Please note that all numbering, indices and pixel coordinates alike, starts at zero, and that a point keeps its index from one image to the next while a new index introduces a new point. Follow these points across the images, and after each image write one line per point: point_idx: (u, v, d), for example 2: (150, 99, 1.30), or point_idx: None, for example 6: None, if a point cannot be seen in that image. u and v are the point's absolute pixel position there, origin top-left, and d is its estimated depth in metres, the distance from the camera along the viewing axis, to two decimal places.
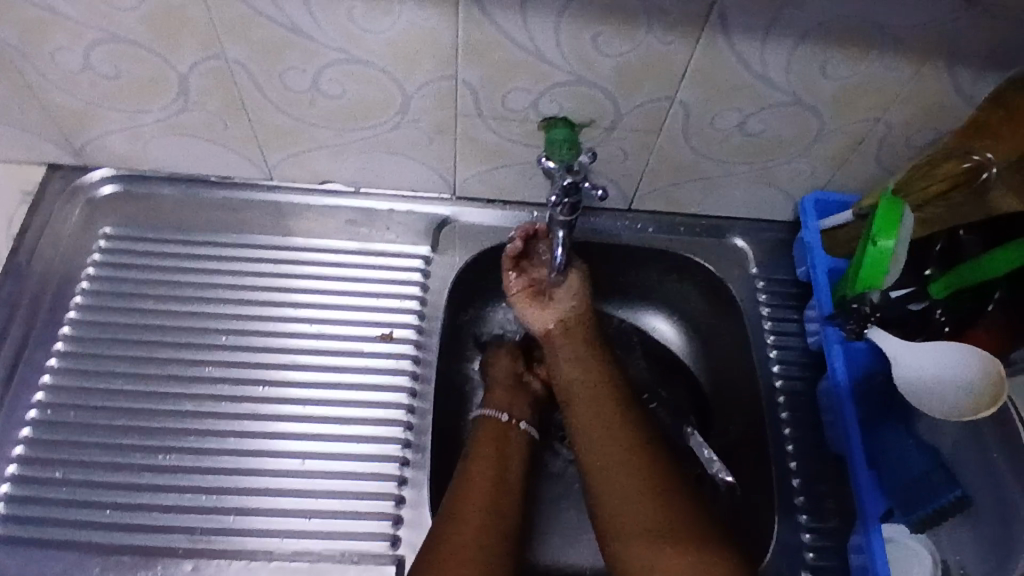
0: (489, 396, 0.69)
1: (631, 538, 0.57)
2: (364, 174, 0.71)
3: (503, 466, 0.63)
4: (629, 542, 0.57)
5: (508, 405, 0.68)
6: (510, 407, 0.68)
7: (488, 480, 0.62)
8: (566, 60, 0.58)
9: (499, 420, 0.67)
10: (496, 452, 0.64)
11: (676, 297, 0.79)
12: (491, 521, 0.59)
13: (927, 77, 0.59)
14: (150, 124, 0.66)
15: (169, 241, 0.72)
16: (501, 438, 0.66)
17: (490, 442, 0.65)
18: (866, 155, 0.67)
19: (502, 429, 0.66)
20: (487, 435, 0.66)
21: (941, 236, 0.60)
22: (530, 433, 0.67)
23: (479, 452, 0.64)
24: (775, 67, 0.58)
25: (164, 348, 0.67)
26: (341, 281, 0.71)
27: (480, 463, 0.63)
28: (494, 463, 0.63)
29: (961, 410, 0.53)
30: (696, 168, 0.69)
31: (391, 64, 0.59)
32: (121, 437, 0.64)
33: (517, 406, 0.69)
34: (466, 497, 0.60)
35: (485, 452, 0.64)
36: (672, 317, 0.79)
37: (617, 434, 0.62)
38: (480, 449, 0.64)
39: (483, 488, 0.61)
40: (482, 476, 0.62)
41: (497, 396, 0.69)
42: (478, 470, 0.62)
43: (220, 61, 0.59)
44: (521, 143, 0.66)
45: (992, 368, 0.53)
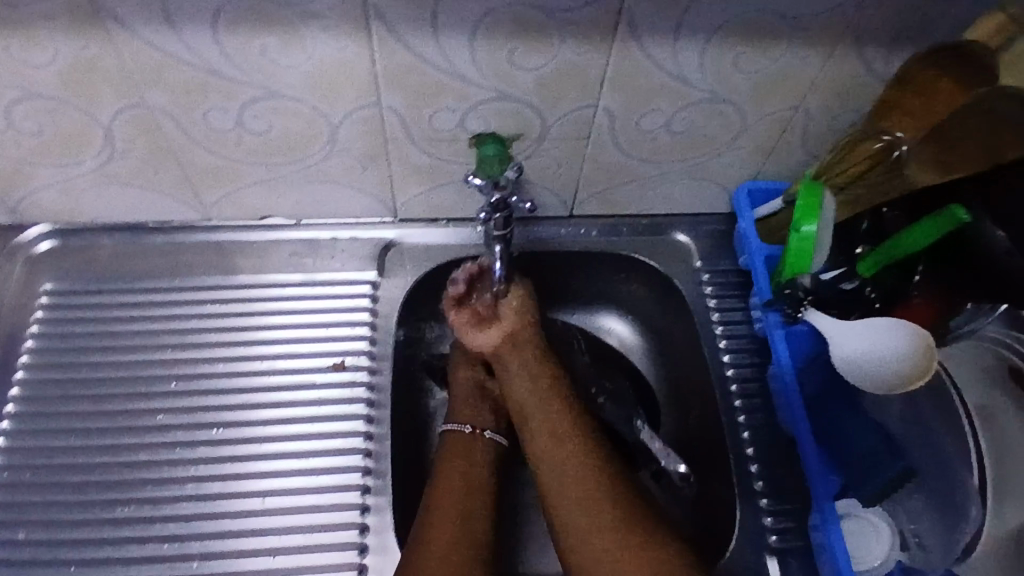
0: (453, 410, 0.69)
1: (591, 546, 0.58)
2: (303, 206, 0.71)
3: (472, 478, 0.64)
4: (598, 569, 0.57)
5: (470, 417, 0.68)
6: (473, 419, 0.68)
7: (458, 498, 0.62)
8: (485, 77, 0.59)
9: (462, 433, 0.67)
10: (466, 465, 0.65)
11: (625, 294, 0.80)
12: (464, 540, 0.60)
13: (835, 63, 0.61)
14: (81, 176, 0.66)
15: (113, 290, 0.71)
16: (467, 450, 0.66)
17: (455, 457, 0.65)
18: (791, 143, 0.68)
19: (466, 441, 0.66)
20: (454, 449, 0.66)
21: (865, 215, 0.61)
22: (496, 441, 0.68)
23: (448, 468, 0.64)
24: (689, 66, 0.60)
25: (116, 398, 0.67)
26: (289, 314, 0.71)
27: (449, 480, 0.63)
28: (465, 474, 0.64)
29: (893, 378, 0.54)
30: (628, 170, 0.71)
31: (313, 97, 0.59)
32: (78, 493, 0.63)
33: (480, 417, 0.69)
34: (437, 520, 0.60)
35: (453, 470, 0.64)
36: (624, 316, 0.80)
37: (579, 459, 0.62)
38: (450, 461, 0.65)
39: (452, 501, 0.62)
40: (452, 496, 0.62)
41: (460, 410, 0.69)
42: (448, 488, 0.62)
43: (143, 108, 0.59)
44: (453, 161, 0.67)
45: (889, 327, 0.55)
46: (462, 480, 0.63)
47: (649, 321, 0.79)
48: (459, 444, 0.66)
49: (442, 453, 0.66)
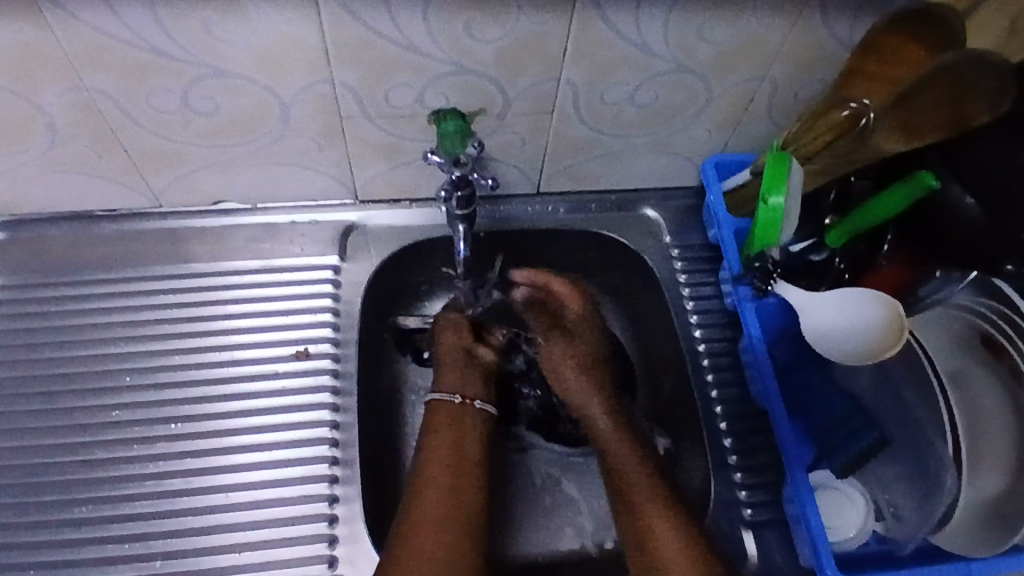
0: (440, 378, 0.67)
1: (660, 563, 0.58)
2: (258, 189, 0.69)
3: (461, 451, 0.62)
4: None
5: (460, 385, 0.66)
6: (462, 387, 0.66)
7: (447, 475, 0.61)
8: (441, 51, 0.57)
9: (452, 403, 0.65)
10: (458, 437, 0.63)
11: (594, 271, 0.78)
12: (457, 517, 0.59)
13: (801, 29, 0.59)
14: (19, 165, 0.62)
15: (62, 283, 0.68)
16: (456, 421, 0.64)
17: (444, 432, 0.63)
18: (758, 113, 0.67)
19: (456, 411, 0.64)
20: (442, 422, 0.64)
21: (833, 184, 0.61)
22: (487, 410, 0.66)
23: (440, 442, 0.63)
24: (652, 35, 0.58)
25: (69, 396, 0.64)
26: (249, 302, 0.68)
27: (437, 454, 0.62)
28: (454, 445, 0.62)
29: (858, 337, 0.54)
30: (595, 145, 0.69)
31: (262, 75, 0.56)
32: (33, 495, 0.60)
33: (470, 384, 0.67)
34: (428, 499, 0.59)
35: (443, 446, 0.62)
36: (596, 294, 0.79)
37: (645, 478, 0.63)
38: (436, 434, 0.63)
39: (439, 482, 0.60)
40: (440, 473, 0.61)
41: (448, 377, 0.67)
42: (439, 465, 0.61)
43: (81, 91, 0.56)
44: (414, 139, 0.65)
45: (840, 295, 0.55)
46: (455, 454, 0.62)
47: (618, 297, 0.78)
48: (446, 416, 0.64)
49: (431, 424, 0.64)
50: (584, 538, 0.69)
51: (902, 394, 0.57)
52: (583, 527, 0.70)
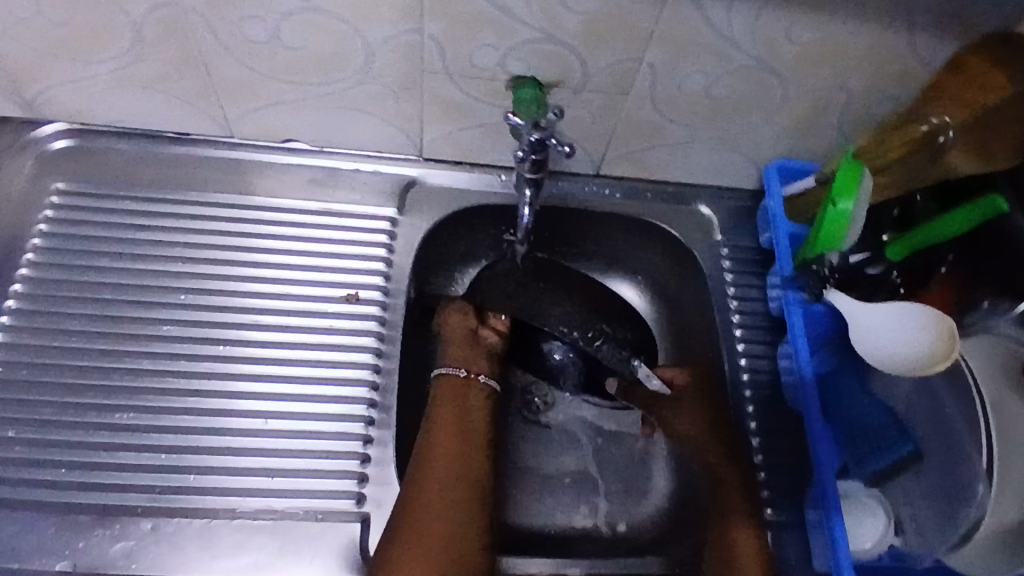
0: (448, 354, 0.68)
1: None
2: (327, 132, 0.70)
3: (465, 420, 0.64)
4: None
5: (466, 361, 0.67)
6: (469, 363, 0.67)
7: (453, 444, 0.61)
8: (531, 15, 0.57)
9: (458, 377, 0.66)
10: (463, 410, 0.64)
11: (638, 262, 0.80)
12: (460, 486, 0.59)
13: (887, 41, 0.59)
14: (101, 74, 0.64)
15: (126, 197, 0.70)
16: (461, 397, 0.65)
17: (449, 406, 0.64)
18: (829, 122, 0.68)
19: (461, 386, 0.65)
20: (447, 395, 0.65)
21: (896, 200, 0.62)
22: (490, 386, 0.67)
23: (448, 415, 0.64)
24: (739, 28, 0.58)
25: (120, 306, 0.65)
26: (305, 240, 0.70)
27: (444, 418, 0.63)
28: (458, 419, 0.63)
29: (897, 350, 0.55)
30: (661, 132, 0.69)
31: (351, 16, 0.57)
32: (76, 395, 0.61)
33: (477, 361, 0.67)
34: (436, 465, 0.60)
35: (449, 419, 0.63)
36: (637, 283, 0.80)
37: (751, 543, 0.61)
38: (444, 405, 0.64)
39: (449, 444, 0.61)
40: (447, 444, 0.61)
41: (454, 353, 0.68)
42: (447, 434, 0.62)
43: (176, 8, 0.57)
44: (488, 102, 0.66)
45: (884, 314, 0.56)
46: (462, 428, 0.63)
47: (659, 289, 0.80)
48: (455, 390, 0.65)
49: (440, 395, 0.65)
50: (598, 517, 0.70)
51: (943, 411, 0.58)
52: (598, 505, 0.71)
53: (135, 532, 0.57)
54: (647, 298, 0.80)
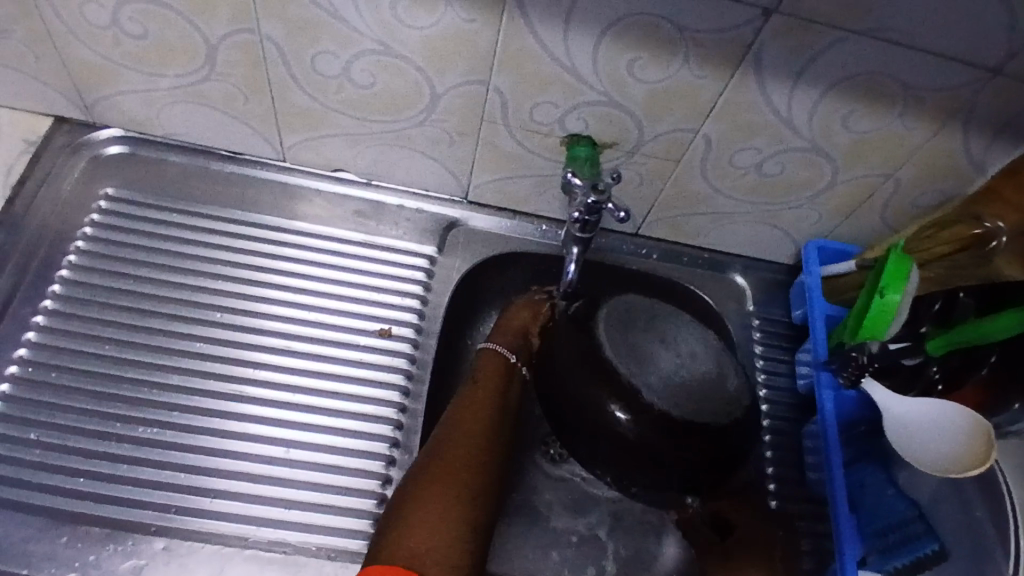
0: (498, 333, 0.70)
1: None
2: (378, 167, 0.71)
3: (504, 398, 0.64)
4: None
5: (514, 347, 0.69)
6: (515, 349, 0.69)
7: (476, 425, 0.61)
8: (598, 80, 0.58)
9: (505, 358, 0.67)
10: (495, 391, 0.65)
11: (678, 335, 0.65)
12: (471, 470, 0.58)
13: (941, 140, 0.60)
14: (168, 89, 0.65)
15: (173, 209, 0.70)
16: (501, 371, 0.66)
17: (487, 385, 0.65)
18: (874, 209, 0.69)
19: (505, 369, 0.67)
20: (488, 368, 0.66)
21: (939, 295, 0.60)
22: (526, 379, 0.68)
23: (477, 401, 0.63)
24: (799, 112, 0.59)
25: (155, 318, 0.65)
26: (344, 271, 0.70)
27: (489, 375, 0.66)
28: (485, 402, 0.63)
29: (938, 451, 0.54)
30: (706, 202, 0.70)
31: (424, 61, 0.59)
32: (102, 404, 0.61)
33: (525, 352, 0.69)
34: (455, 443, 0.59)
35: (474, 402, 0.63)
36: (690, 365, 0.64)
37: None
38: (486, 378, 0.65)
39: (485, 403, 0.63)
40: (471, 424, 0.61)
41: (504, 335, 0.70)
42: (470, 418, 0.61)
43: (253, 35, 0.58)
44: (541, 156, 0.67)
45: (934, 411, 0.55)
46: (485, 415, 0.62)
47: (695, 379, 0.63)
48: (498, 367, 0.66)
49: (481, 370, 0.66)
50: None
51: (971, 513, 0.57)
52: (606, 569, 0.68)
53: (146, 551, 0.56)
54: None
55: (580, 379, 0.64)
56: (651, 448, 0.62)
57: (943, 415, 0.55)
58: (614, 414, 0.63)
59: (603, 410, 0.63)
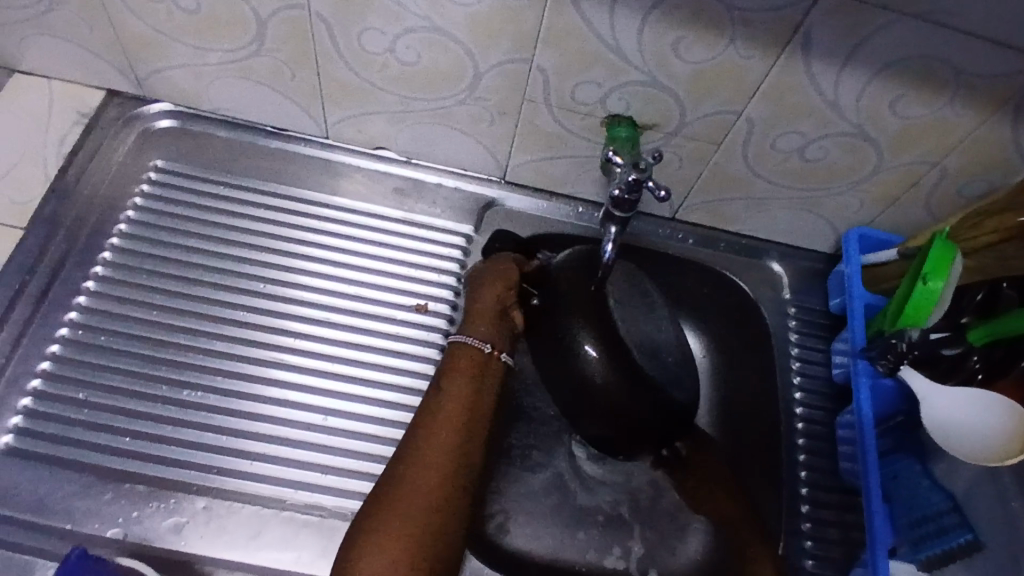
0: (470, 325, 0.64)
1: None
2: (418, 145, 0.72)
3: (474, 401, 0.59)
4: None
5: (491, 336, 0.63)
6: (493, 338, 0.63)
7: (449, 428, 0.57)
8: (642, 60, 0.58)
9: (480, 350, 0.62)
10: (467, 394, 0.59)
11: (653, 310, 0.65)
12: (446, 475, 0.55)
13: (990, 128, 0.59)
14: (218, 64, 0.66)
15: (219, 182, 0.72)
16: (476, 367, 0.61)
17: (455, 387, 0.60)
18: (918, 197, 0.67)
19: (481, 361, 0.61)
20: (458, 367, 0.61)
21: (983, 285, 0.59)
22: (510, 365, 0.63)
23: (443, 413, 0.58)
24: (846, 96, 0.59)
25: (199, 287, 0.67)
26: (382, 247, 0.71)
27: (457, 374, 0.60)
28: (457, 406, 0.58)
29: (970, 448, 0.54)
30: (746, 186, 0.70)
31: (468, 39, 0.59)
32: (149, 368, 0.63)
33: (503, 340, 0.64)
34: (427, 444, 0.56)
35: (441, 415, 0.58)
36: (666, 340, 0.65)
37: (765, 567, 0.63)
38: (454, 377, 0.60)
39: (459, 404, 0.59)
40: (443, 423, 0.57)
41: (479, 324, 0.64)
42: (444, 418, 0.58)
43: (302, 11, 0.59)
44: (581, 136, 0.67)
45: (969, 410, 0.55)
46: (447, 439, 0.56)
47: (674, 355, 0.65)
48: (473, 361, 0.61)
49: (450, 369, 0.61)
50: (631, 561, 0.68)
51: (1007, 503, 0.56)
52: (632, 550, 0.68)
53: (188, 509, 0.58)
54: (706, 349, 0.78)
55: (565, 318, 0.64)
56: (612, 401, 0.63)
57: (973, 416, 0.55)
58: (584, 350, 0.63)
59: (575, 344, 0.63)
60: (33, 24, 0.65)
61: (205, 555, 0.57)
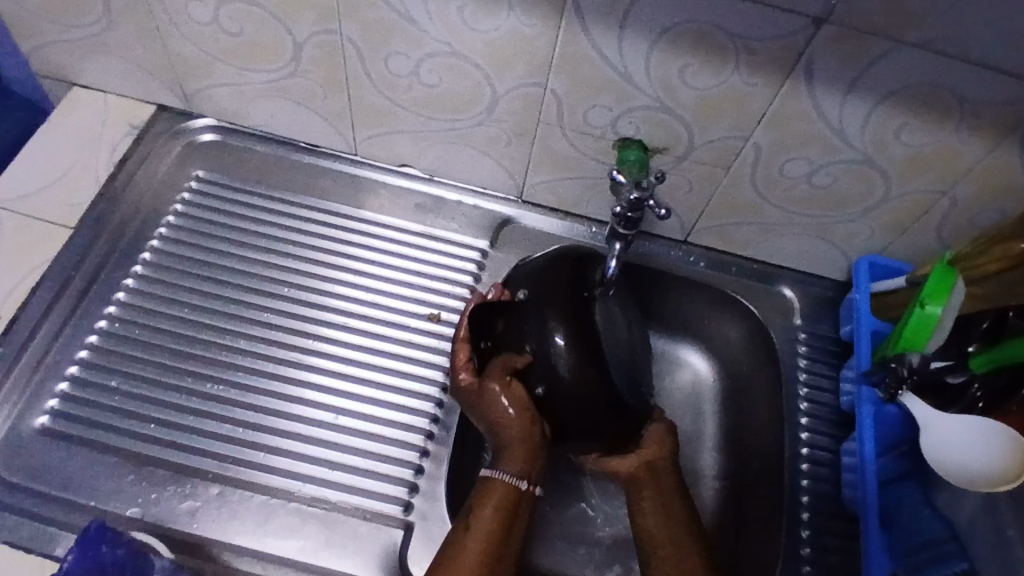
0: (503, 459, 0.63)
1: None
2: (440, 163, 0.76)
3: (512, 518, 0.59)
4: None
5: (524, 469, 0.62)
6: (527, 473, 0.62)
7: (492, 534, 0.58)
8: (650, 86, 0.61)
9: (515, 488, 0.61)
10: (506, 503, 0.60)
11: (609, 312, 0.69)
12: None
13: (998, 158, 0.59)
14: (258, 84, 0.72)
15: (253, 192, 0.77)
16: (511, 498, 0.60)
17: (482, 527, 0.58)
18: (928, 226, 0.68)
19: (515, 495, 0.60)
20: (495, 492, 0.60)
21: (990, 314, 0.58)
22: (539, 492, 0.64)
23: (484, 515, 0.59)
24: (851, 122, 0.60)
25: (229, 289, 0.72)
26: (401, 258, 0.75)
27: (495, 492, 0.60)
28: (498, 512, 0.59)
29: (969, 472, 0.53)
30: (755, 211, 0.71)
31: (486, 63, 0.63)
32: (178, 361, 0.67)
33: (535, 470, 0.63)
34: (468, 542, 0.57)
35: (484, 517, 0.58)
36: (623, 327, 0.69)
37: None
38: (492, 490, 0.60)
39: (500, 510, 0.59)
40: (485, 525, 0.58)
41: (509, 459, 0.62)
42: (486, 522, 0.58)
43: (334, 35, 0.64)
44: (594, 158, 0.70)
45: (970, 435, 0.54)
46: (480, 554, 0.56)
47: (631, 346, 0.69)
48: (510, 497, 0.60)
49: (486, 485, 0.61)
50: None
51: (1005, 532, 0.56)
52: (632, 568, 0.69)
53: (202, 494, 0.61)
54: (716, 373, 0.80)
55: (539, 324, 0.65)
56: (588, 386, 0.64)
57: (976, 443, 0.53)
58: (554, 341, 0.65)
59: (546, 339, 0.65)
60: (94, 43, 0.72)
61: (216, 538, 0.60)
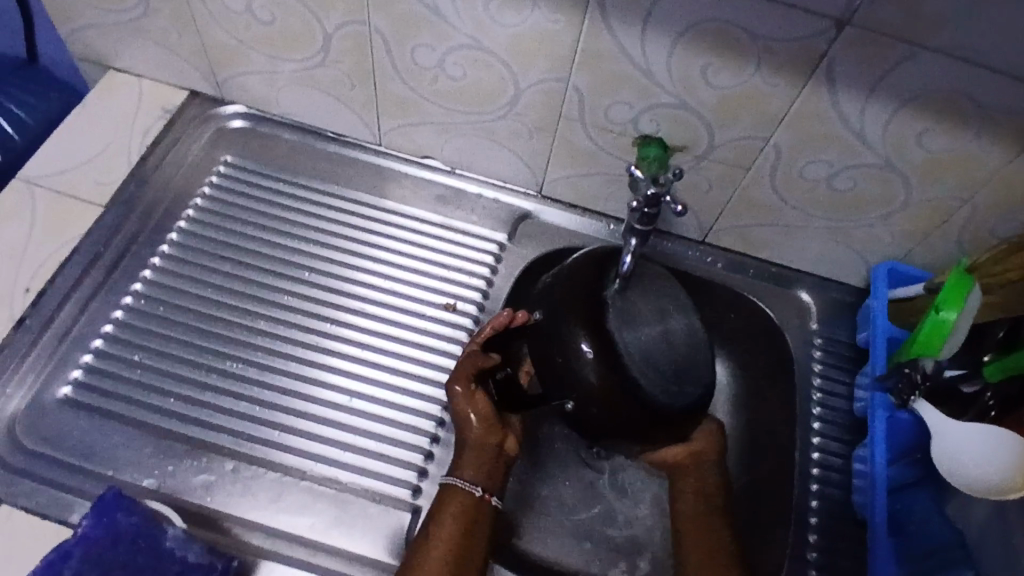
0: (459, 463, 0.64)
1: None
2: (461, 156, 0.77)
3: (469, 526, 0.61)
4: None
5: (479, 475, 0.63)
6: (484, 481, 0.63)
7: (451, 542, 0.59)
8: (672, 84, 0.61)
9: (471, 495, 0.62)
10: (464, 511, 0.61)
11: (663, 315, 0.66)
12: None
13: (1020, 165, 0.59)
14: (287, 73, 0.73)
15: (278, 179, 0.78)
16: (468, 506, 0.61)
17: (442, 536, 0.59)
18: (949, 233, 0.67)
19: (473, 503, 0.61)
20: (452, 501, 0.61)
21: (1005, 322, 0.58)
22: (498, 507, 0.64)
23: (442, 526, 0.60)
24: (872, 125, 0.59)
25: (252, 271, 0.73)
26: (420, 248, 0.76)
27: (453, 502, 0.61)
28: (456, 521, 0.60)
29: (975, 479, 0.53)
30: (774, 213, 0.71)
31: (510, 57, 0.64)
32: (200, 339, 0.69)
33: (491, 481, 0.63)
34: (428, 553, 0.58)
35: (441, 528, 0.60)
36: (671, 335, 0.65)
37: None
38: (450, 498, 0.61)
39: (457, 519, 0.60)
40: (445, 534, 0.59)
41: (468, 464, 0.63)
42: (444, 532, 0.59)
43: (362, 26, 0.65)
44: (614, 155, 0.70)
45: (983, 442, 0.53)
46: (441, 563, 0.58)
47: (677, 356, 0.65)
48: (467, 504, 0.61)
49: (444, 496, 0.62)
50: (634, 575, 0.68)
51: (1013, 542, 0.55)
52: (637, 565, 0.69)
53: (217, 469, 0.63)
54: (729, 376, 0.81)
55: (559, 328, 0.64)
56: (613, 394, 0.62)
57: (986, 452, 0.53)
58: (580, 348, 0.63)
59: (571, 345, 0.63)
60: (132, 28, 0.74)
61: (228, 512, 0.61)
